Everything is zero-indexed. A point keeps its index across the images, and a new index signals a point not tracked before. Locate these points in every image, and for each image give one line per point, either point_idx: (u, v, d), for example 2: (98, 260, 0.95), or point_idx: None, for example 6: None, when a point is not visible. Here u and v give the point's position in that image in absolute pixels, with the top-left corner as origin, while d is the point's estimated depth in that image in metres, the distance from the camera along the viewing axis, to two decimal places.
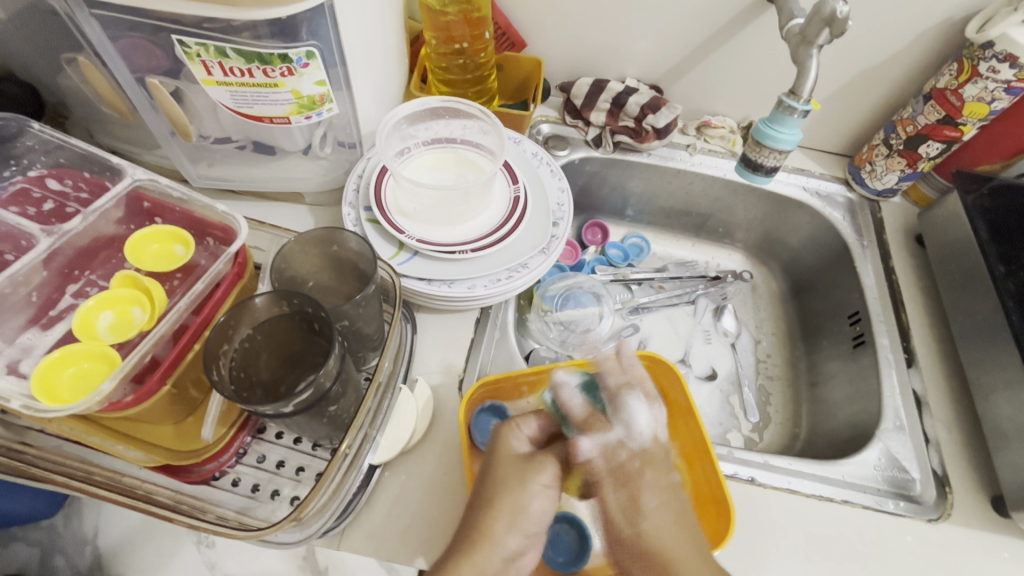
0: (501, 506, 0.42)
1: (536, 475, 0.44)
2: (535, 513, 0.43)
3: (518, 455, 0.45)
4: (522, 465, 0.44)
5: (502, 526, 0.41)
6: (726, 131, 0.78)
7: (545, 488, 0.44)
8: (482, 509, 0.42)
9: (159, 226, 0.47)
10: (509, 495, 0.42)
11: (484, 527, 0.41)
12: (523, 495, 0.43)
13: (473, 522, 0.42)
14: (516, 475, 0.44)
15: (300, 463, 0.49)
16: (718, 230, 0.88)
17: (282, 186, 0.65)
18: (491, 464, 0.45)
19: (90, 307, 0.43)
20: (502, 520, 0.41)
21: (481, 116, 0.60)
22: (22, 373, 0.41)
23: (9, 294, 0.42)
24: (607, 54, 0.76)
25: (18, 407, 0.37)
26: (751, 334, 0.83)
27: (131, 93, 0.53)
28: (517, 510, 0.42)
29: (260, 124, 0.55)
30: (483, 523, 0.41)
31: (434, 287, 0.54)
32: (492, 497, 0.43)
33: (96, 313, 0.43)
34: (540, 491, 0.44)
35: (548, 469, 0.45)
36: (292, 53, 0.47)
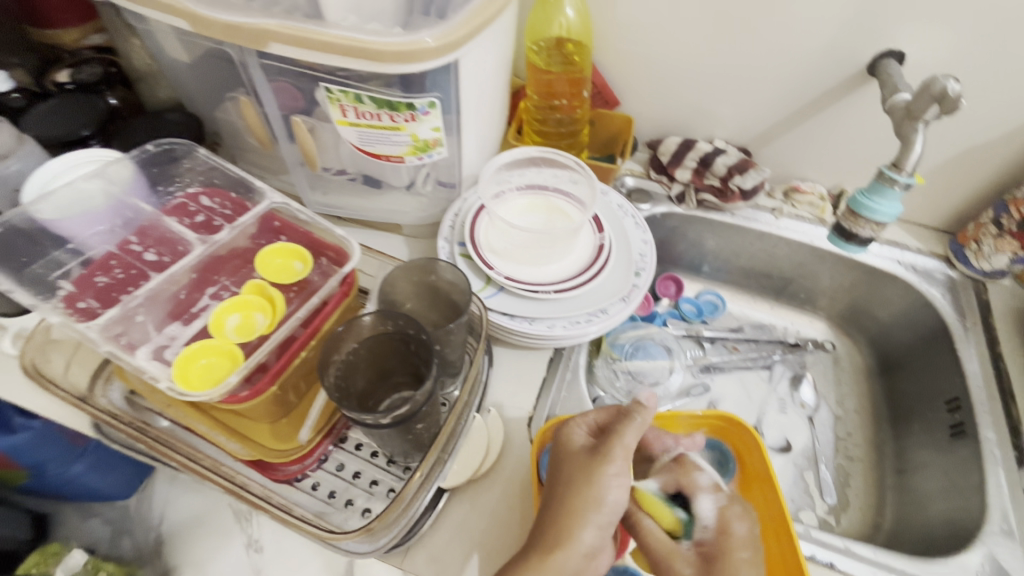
0: (583, 498, 0.45)
1: (604, 471, 0.47)
2: (613, 501, 0.46)
3: (584, 450, 0.48)
4: (589, 459, 0.47)
5: (578, 525, 0.44)
6: (815, 198, 0.78)
7: (620, 477, 0.47)
8: (563, 500, 0.46)
9: (283, 243, 0.53)
10: (586, 491, 0.46)
11: (562, 529, 0.44)
12: (595, 483, 0.46)
13: (552, 519, 0.45)
14: (584, 471, 0.47)
15: (374, 476, 0.52)
16: (799, 295, 0.85)
17: (383, 217, 0.71)
18: (563, 468, 0.48)
19: (222, 309, 0.49)
20: (581, 505, 0.45)
21: (575, 167, 0.64)
22: (164, 359, 0.47)
23: (164, 290, 0.50)
24: (697, 116, 0.79)
25: (162, 389, 0.43)
26: (831, 409, 0.78)
27: (275, 127, 0.62)
28: (592, 506, 0.45)
29: (376, 160, 0.61)
30: (568, 510, 0.45)
31: (515, 322, 0.57)
32: (566, 492, 0.46)
33: (227, 314, 0.49)
34: (615, 491, 0.47)
35: (616, 458, 0.48)
36: (416, 102, 0.53)
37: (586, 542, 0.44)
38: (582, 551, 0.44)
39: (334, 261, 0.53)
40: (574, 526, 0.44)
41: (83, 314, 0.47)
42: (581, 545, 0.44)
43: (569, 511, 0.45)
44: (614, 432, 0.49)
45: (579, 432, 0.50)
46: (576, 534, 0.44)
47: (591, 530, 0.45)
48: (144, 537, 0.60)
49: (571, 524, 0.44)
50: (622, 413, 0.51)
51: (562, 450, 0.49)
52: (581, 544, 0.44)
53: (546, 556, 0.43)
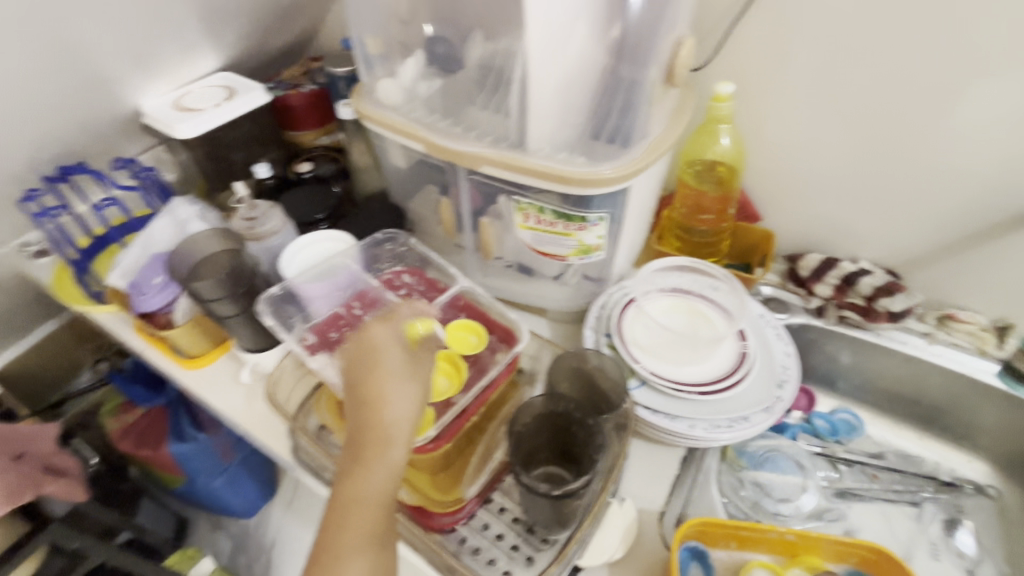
0: (371, 416, 0.45)
1: (389, 392, 0.45)
2: (401, 439, 0.45)
3: (383, 366, 0.46)
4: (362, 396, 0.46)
5: (374, 464, 0.44)
6: (974, 328, 0.75)
7: (411, 382, 0.46)
8: (361, 419, 0.45)
9: (466, 319, 0.64)
10: (365, 420, 0.45)
11: (360, 467, 0.44)
12: (384, 386, 0.45)
13: (355, 428, 0.45)
14: (370, 374, 0.46)
15: (514, 541, 0.57)
16: (953, 430, 0.79)
17: (530, 300, 0.80)
18: (363, 383, 0.46)
19: None
20: (376, 439, 0.44)
21: (723, 279, 0.70)
22: None
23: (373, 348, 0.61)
24: (842, 235, 0.80)
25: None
26: (996, 564, 0.70)
27: (465, 220, 0.75)
28: (382, 418, 0.45)
29: (545, 258, 0.71)
30: (364, 441, 0.44)
31: (658, 417, 0.60)
32: (364, 400, 0.45)
33: None
34: (399, 405, 0.45)
35: (405, 361, 0.47)
36: (590, 216, 0.63)
37: (377, 461, 0.44)
38: (395, 475, 0.44)
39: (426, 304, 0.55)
40: (375, 444, 0.44)
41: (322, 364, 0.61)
42: (388, 465, 0.44)
43: (365, 446, 0.44)
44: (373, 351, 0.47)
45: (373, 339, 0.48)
46: (380, 455, 0.44)
47: (388, 452, 0.44)
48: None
49: (368, 451, 0.44)
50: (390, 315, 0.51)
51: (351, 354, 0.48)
52: (393, 462, 0.44)
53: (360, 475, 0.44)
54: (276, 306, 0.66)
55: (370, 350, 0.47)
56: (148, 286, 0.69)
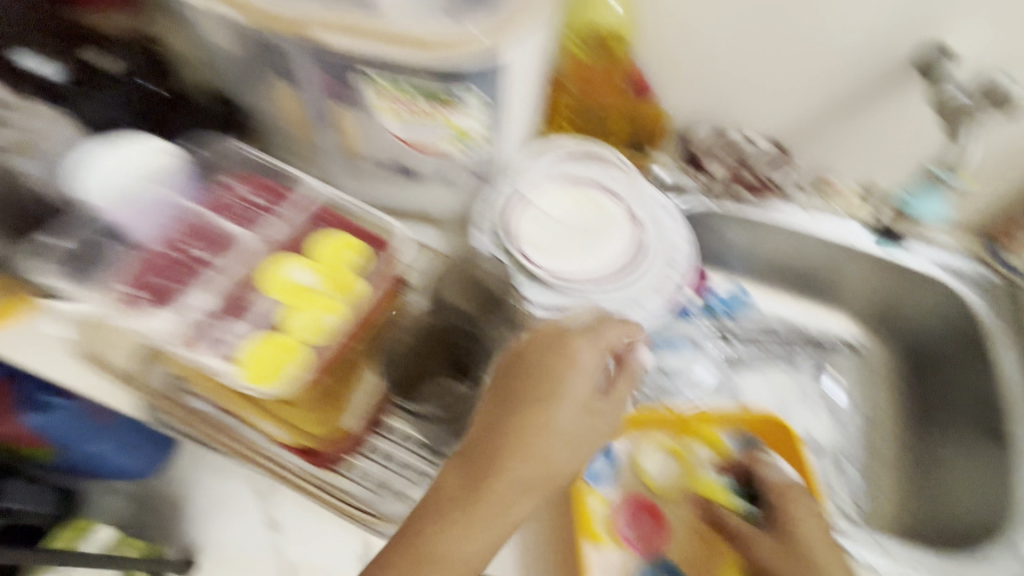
0: (493, 473, 0.43)
1: (538, 447, 0.44)
2: (518, 513, 0.43)
3: (525, 419, 0.44)
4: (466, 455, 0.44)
5: (485, 512, 0.42)
6: (850, 195, 0.78)
7: (566, 437, 0.44)
8: (499, 442, 0.44)
9: (331, 232, 0.53)
10: (448, 475, 0.44)
11: (475, 509, 0.42)
12: (546, 428, 0.44)
13: (467, 469, 0.43)
14: (516, 425, 0.44)
15: (420, 469, 0.52)
16: (827, 289, 0.83)
17: (415, 205, 0.70)
18: (494, 439, 0.44)
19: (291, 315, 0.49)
20: (490, 492, 0.42)
21: (620, 166, 0.65)
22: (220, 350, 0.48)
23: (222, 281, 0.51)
24: (734, 110, 0.77)
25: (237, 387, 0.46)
26: (857, 407, 0.79)
27: (315, 114, 0.61)
28: (508, 478, 0.43)
29: (418, 151, 0.61)
30: (491, 491, 0.43)
31: (548, 313, 0.58)
32: (506, 428, 0.44)
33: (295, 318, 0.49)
34: (546, 466, 0.43)
35: (585, 360, 0.47)
36: (456, 89, 0.52)
37: (499, 514, 0.43)
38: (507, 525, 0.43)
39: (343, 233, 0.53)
40: (489, 495, 0.43)
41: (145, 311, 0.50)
42: (507, 517, 0.43)
43: (487, 479, 0.43)
44: (525, 421, 0.44)
45: (533, 359, 0.46)
46: (493, 509, 0.43)
47: (504, 511, 0.43)
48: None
49: (486, 501, 0.43)
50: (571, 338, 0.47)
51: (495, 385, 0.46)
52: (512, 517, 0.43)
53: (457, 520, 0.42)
54: (42, 252, 0.56)
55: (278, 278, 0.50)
56: None
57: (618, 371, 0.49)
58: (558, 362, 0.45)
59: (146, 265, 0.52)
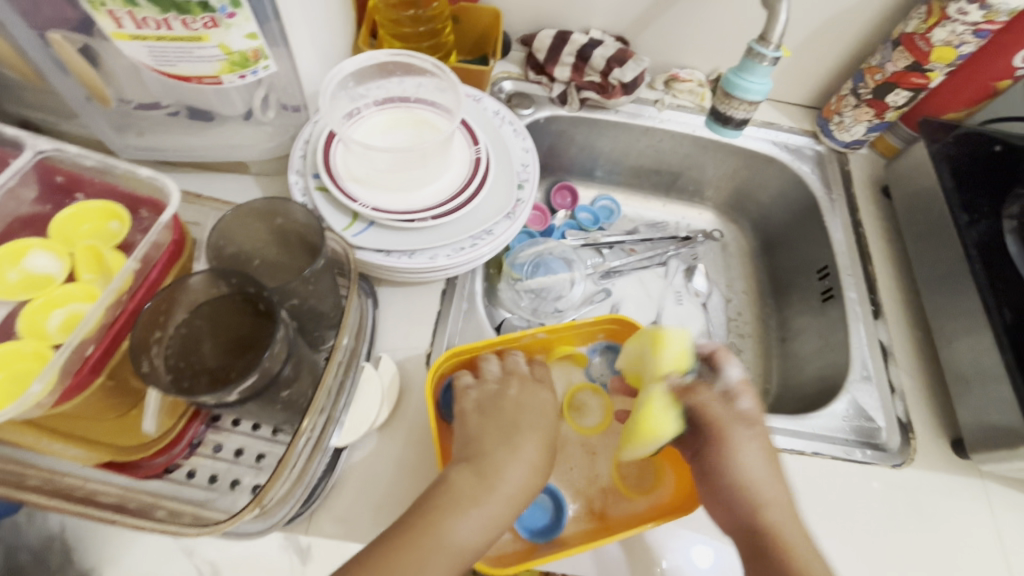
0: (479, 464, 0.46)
1: (514, 454, 0.48)
2: (509, 485, 0.45)
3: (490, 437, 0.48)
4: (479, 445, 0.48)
5: (472, 498, 0.44)
6: (694, 85, 0.75)
7: (522, 461, 0.48)
8: (450, 479, 0.45)
9: (84, 202, 0.42)
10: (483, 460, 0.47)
11: (456, 497, 0.43)
12: (503, 464, 0.46)
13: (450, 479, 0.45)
14: (503, 441, 0.48)
15: (261, 450, 0.47)
16: (688, 188, 0.86)
17: (223, 155, 0.59)
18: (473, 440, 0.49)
19: (34, 310, 0.38)
20: (480, 489, 0.44)
21: (436, 72, 0.57)
22: None
23: None
24: (568, 5, 0.72)
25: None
26: (721, 293, 0.82)
27: (32, 52, 0.47)
28: (496, 460, 0.47)
29: (188, 85, 0.49)
30: (468, 484, 0.44)
31: (393, 258, 0.52)
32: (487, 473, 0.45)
33: (43, 314, 0.38)
34: (504, 456, 0.47)
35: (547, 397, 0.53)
36: (213, 0, 0.42)
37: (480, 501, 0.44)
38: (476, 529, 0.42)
39: (108, 186, 0.43)
40: (469, 489, 0.44)
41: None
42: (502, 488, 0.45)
43: (477, 474, 0.45)
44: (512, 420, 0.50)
45: (507, 398, 0.51)
46: (485, 491, 0.44)
47: (496, 491, 0.44)
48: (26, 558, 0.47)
49: (466, 490, 0.44)
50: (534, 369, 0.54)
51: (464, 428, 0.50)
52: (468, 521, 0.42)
53: (435, 517, 0.42)
54: None
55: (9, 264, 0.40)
56: None
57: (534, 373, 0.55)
58: (535, 397, 0.52)
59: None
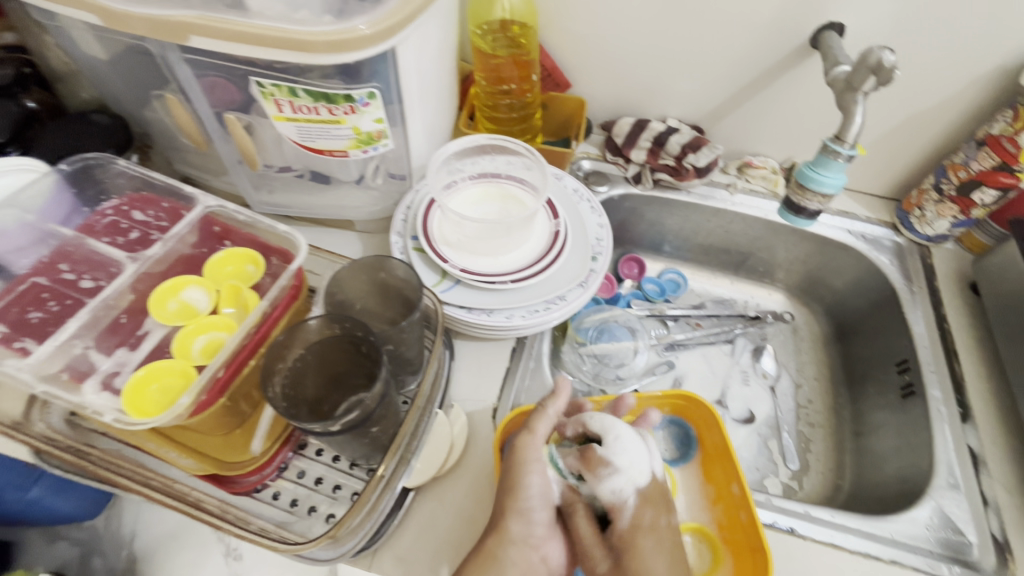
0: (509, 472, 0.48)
1: (527, 458, 0.48)
2: (538, 490, 0.48)
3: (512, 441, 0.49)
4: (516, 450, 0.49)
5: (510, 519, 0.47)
6: (768, 172, 0.78)
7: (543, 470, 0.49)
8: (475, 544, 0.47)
9: (230, 248, 0.50)
10: (515, 463, 0.48)
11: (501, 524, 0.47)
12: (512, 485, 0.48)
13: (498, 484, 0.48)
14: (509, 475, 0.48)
15: (337, 481, 0.50)
16: (758, 269, 0.87)
17: (335, 213, 0.68)
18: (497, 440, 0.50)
19: (184, 334, 0.46)
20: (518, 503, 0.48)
21: (527, 153, 0.64)
22: (115, 389, 0.44)
23: (103, 316, 0.46)
24: (648, 96, 0.79)
25: (111, 420, 0.40)
26: (791, 378, 0.80)
27: (209, 126, 0.59)
28: (515, 462, 0.48)
29: (320, 156, 0.59)
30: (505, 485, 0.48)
31: (473, 315, 0.57)
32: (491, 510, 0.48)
33: (191, 338, 0.46)
34: (534, 460, 0.49)
35: (539, 448, 0.49)
36: (355, 93, 0.51)
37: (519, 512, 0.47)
38: (518, 541, 0.47)
39: (253, 237, 0.51)
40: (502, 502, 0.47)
41: (22, 352, 0.44)
42: (532, 494, 0.48)
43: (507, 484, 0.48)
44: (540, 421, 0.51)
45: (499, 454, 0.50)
46: (519, 485, 0.48)
47: (530, 493, 0.48)
48: (123, 558, 0.53)
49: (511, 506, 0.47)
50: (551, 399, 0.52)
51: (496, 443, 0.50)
52: (514, 532, 0.47)
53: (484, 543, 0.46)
54: None
55: (168, 292, 0.48)
56: None
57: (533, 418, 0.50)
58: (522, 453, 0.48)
59: (24, 298, 0.46)
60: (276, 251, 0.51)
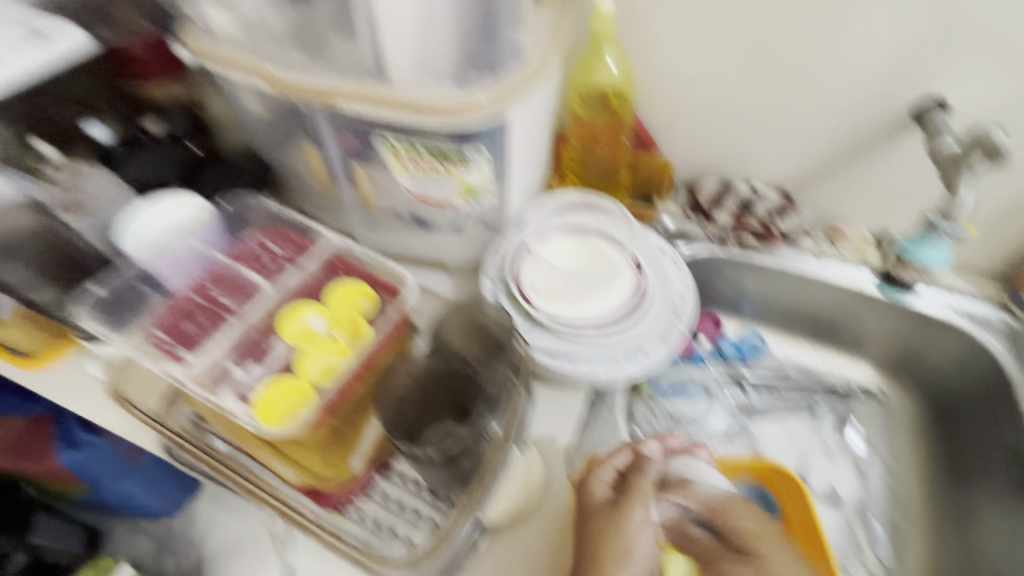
0: (610, 532, 0.49)
1: (631, 517, 0.50)
2: (644, 550, 0.50)
3: (604, 500, 0.51)
4: (610, 509, 0.51)
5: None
6: (861, 242, 0.79)
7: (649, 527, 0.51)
8: None
9: (348, 281, 0.56)
10: (616, 523, 0.50)
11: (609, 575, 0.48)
12: (617, 543, 0.49)
13: (593, 534, 0.50)
14: (609, 533, 0.50)
15: (418, 507, 0.54)
16: (846, 338, 0.82)
17: (431, 255, 0.74)
18: (582, 497, 0.52)
19: (304, 357, 0.51)
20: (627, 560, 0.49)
21: (617, 215, 0.69)
22: (246, 399, 0.50)
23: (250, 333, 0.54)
24: (736, 161, 0.80)
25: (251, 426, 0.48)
26: (882, 460, 0.75)
27: (339, 173, 0.67)
28: (617, 520, 0.50)
29: (433, 206, 0.66)
30: (603, 541, 0.49)
31: (557, 361, 0.59)
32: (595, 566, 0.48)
33: (309, 361, 0.51)
34: (639, 521, 0.50)
35: (637, 508, 0.51)
36: (469, 152, 0.57)
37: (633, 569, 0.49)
38: None
39: (369, 273, 0.58)
40: (603, 558, 0.48)
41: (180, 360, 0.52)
42: (639, 551, 0.50)
43: (604, 539, 0.49)
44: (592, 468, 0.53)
45: (595, 512, 0.51)
46: (620, 545, 0.49)
47: (637, 552, 0.49)
48: None
49: (611, 561, 0.48)
50: (638, 458, 0.54)
51: (581, 503, 0.52)
52: None
53: None
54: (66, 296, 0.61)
55: (294, 318, 0.54)
56: None
57: (626, 478, 0.53)
58: (616, 513, 0.50)
59: (179, 311, 0.55)
60: (387, 286, 0.57)
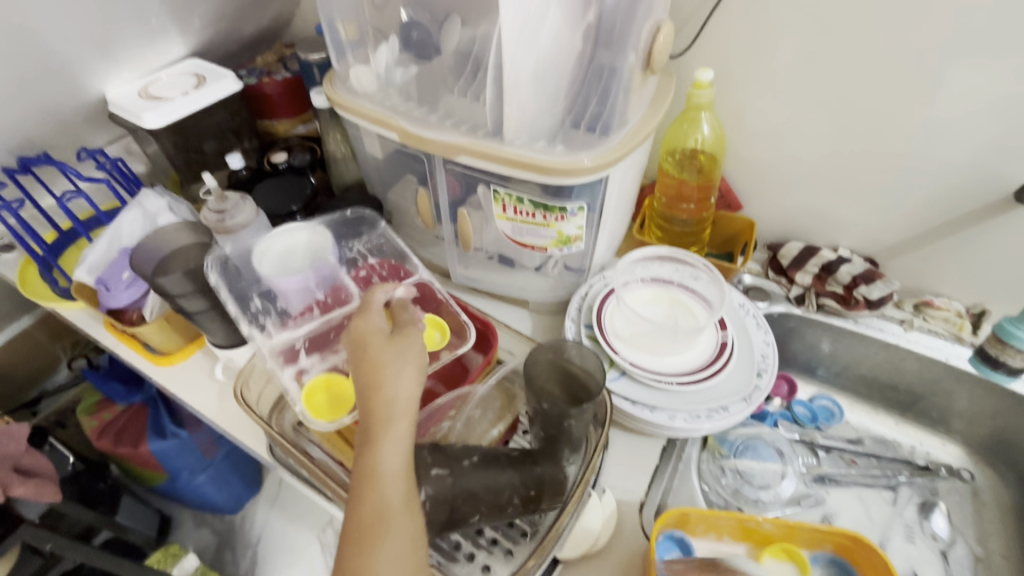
0: (366, 359, 0.43)
1: (388, 350, 0.43)
2: (408, 380, 0.42)
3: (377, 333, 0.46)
4: (383, 336, 0.45)
5: (384, 406, 0.40)
6: (951, 314, 0.76)
7: (414, 350, 0.44)
8: (365, 450, 0.39)
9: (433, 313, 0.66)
10: (372, 357, 0.43)
11: (377, 412, 0.40)
12: (382, 376, 0.42)
13: (364, 382, 0.42)
14: (367, 366, 0.43)
15: (495, 535, 0.55)
16: (931, 413, 0.80)
17: (515, 293, 0.79)
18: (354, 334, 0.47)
19: None
20: (394, 379, 0.41)
21: (702, 268, 0.70)
22: None
23: None
24: (821, 224, 0.81)
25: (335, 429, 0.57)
26: (969, 547, 0.71)
27: (443, 213, 0.73)
28: (376, 344, 0.44)
29: (523, 248, 0.70)
30: (369, 379, 0.42)
31: (637, 408, 0.61)
32: (369, 412, 0.41)
33: None
34: (369, 334, 0.45)
35: (406, 329, 0.46)
36: (568, 205, 0.62)
37: (399, 398, 0.41)
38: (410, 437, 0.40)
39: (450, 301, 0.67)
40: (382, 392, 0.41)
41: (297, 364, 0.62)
42: (404, 378, 0.42)
43: (374, 377, 0.42)
44: (364, 313, 0.49)
45: (369, 352, 0.44)
46: (387, 377, 0.42)
47: (405, 375, 0.42)
48: None
49: (375, 401, 0.41)
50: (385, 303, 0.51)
51: (365, 343, 0.45)
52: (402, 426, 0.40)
53: (377, 452, 0.39)
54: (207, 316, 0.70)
55: None
56: (116, 282, 0.68)
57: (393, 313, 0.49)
58: (378, 338, 0.45)
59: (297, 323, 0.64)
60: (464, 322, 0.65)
